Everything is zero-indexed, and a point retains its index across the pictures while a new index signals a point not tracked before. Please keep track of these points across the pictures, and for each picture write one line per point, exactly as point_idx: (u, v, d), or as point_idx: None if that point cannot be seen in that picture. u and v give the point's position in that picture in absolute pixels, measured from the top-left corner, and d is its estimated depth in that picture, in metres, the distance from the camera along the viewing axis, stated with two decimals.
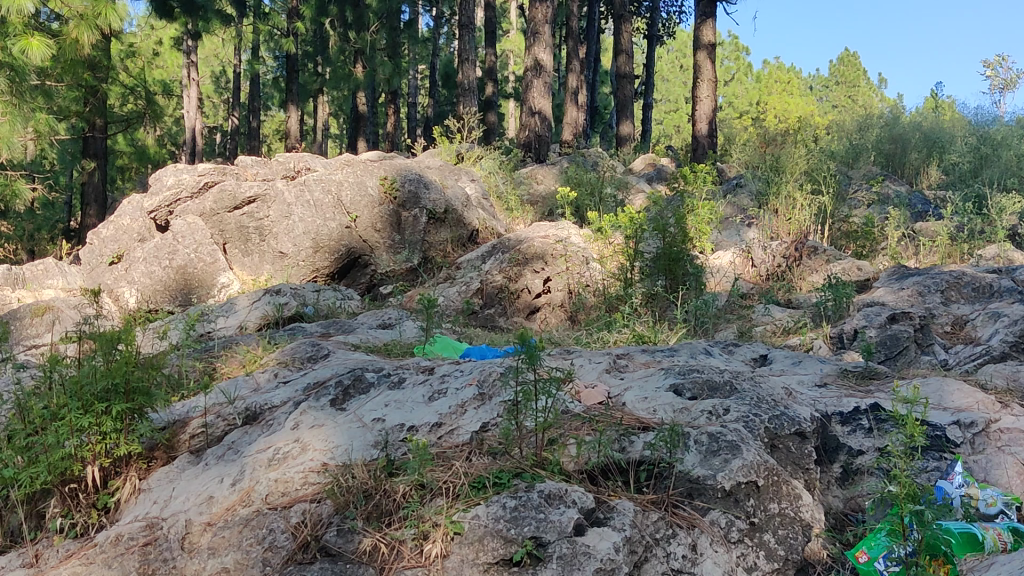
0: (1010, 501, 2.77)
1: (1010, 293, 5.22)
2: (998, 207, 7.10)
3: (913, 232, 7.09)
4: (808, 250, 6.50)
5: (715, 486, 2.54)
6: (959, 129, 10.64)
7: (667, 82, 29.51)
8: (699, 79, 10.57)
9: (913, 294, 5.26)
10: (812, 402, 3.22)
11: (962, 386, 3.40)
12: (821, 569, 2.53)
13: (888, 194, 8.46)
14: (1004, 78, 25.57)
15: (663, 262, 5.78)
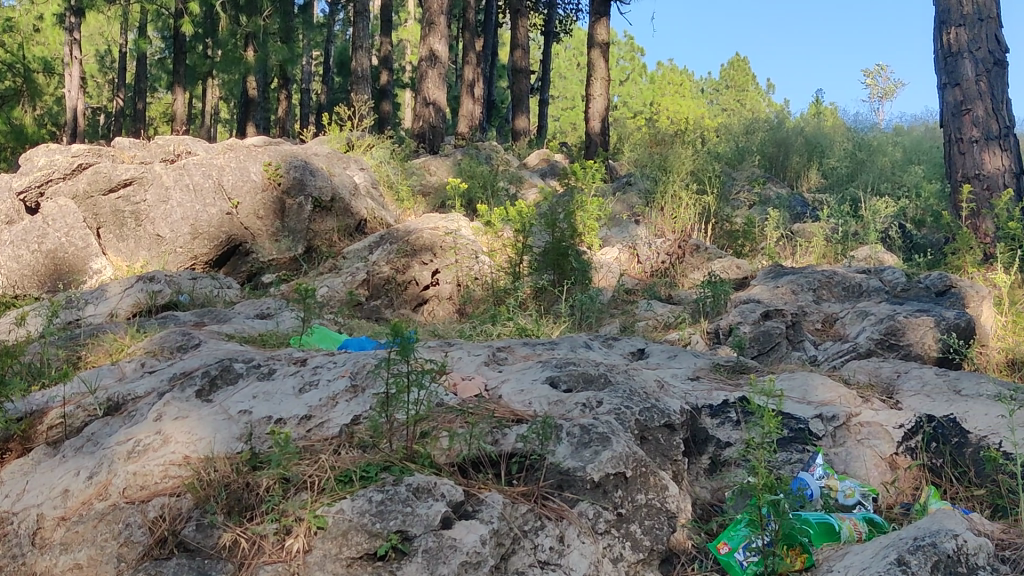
0: (867, 493, 2.88)
1: (878, 293, 5.42)
2: (871, 210, 7.37)
3: (791, 233, 7.29)
4: (691, 247, 6.61)
5: (584, 477, 2.53)
6: (838, 136, 11.00)
7: (563, 79, 29.62)
8: (592, 77, 10.65)
9: (788, 292, 5.41)
10: (684, 395, 3.25)
11: (825, 380, 3.48)
12: (685, 559, 2.56)
13: (770, 195, 8.68)
14: (884, 88, 26.51)
15: (551, 256, 5.79)
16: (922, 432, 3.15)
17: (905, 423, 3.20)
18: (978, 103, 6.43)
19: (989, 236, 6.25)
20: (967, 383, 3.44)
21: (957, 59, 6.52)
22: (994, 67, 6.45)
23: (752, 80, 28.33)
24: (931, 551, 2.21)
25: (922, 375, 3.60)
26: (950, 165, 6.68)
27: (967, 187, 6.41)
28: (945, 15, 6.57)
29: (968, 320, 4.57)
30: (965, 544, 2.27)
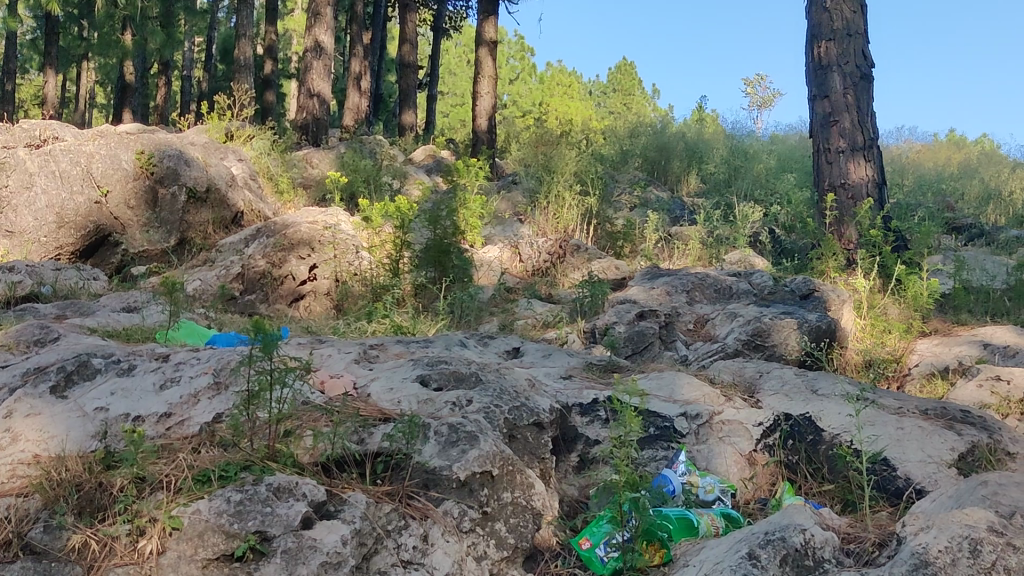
0: (726, 488, 2.97)
1: (747, 296, 5.60)
2: (744, 216, 7.60)
3: (668, 236, 7.46)
4: (571, 248, 6.68)
5: (450, 476, 2.51)
6: (717, 142, 11.30)
7: (453, 75, 29.48)
8: (480, 75, 10.65)
9: (662, 294, 5.52)
10: (554, 393, 3.29)
11: (691, 380, 3.56)
12: (549, 556, 2.60)
13: (651, 198, 8.87)
14: (763, 97, 27.35)
15: (431, 253, 5.79)
16: (779, 430, 3.28)
17: (763, 422, 3.32)
18: (845, 115, 6.71)
19: (852, 243, 6.53)
20: (823, 383, 3.58)
21: (826, 72, 6.81)
22: (861, 81, 6.76)
23: (638, 85, 28.82)
24: (781, 545, 2.23)
25: (783, 375, 3.73)
26: (818, 174, 6.94)
27: (833, 196, 6.69)
28: (816, 30, 6.86)
29: (828, 323, 4.76)
30: (812, 538, 2.29)
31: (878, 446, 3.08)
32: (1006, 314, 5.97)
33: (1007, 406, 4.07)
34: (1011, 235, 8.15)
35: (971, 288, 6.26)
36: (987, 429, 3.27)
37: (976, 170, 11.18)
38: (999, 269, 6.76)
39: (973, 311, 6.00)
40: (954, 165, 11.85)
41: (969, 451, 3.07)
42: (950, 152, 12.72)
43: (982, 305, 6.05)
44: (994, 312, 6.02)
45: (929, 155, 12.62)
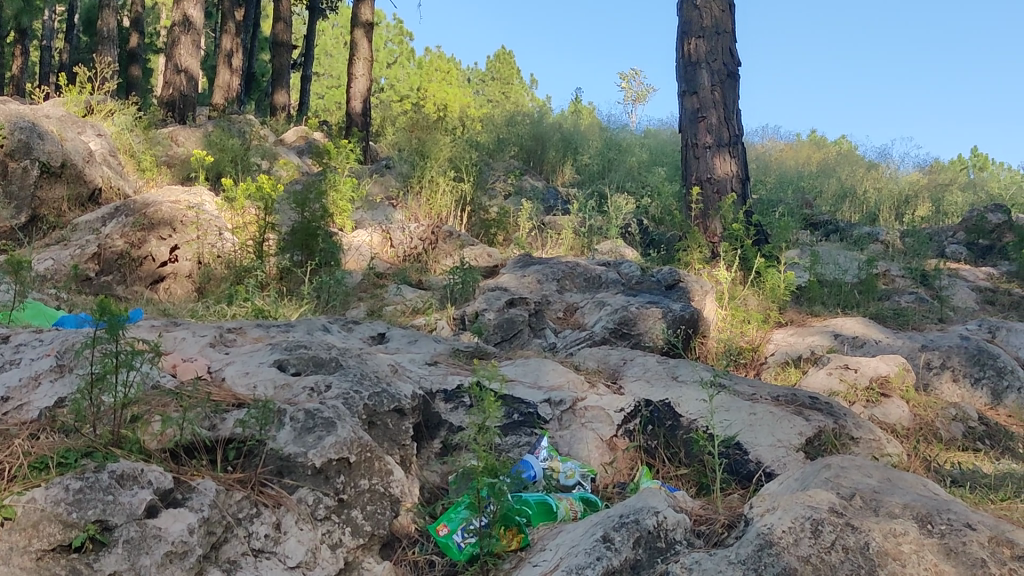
0: (586, 473, 2.95)
1: (615, 285, 5.63)
2: (615, 207, 7.72)
3: (541, 225, 7.49)
4: (443, 234, 6.62)
5: (305, 463, 2.45)
6: (591, 134, 11.42)
7: (329, 57, 28.78)
8: (355, 56, 10.46)
9: (533, 282, 5.53)
10: (418, 378, 3.23)
11: (556, 366, 3.56)
12: (407, 543, 2.57)
13: (525, 187, 8.90)
14: (638, 92, 27.83)
15: (298, 237, 5.65)
16: (640, 416, 3.32)
17: (625, 407, 3.34)
18: (713, 112, 6.89)
19: (716, 236, 6.70)
20: (683, 370, 3.66)
21: (695, 68, 6.97)
22: (727, 79, 6.95)
23: (516, 74, 28.82)
24: (634, 527, 2.23)
25: (645, 363, 3.79)
26: (685, 168, 7.10)
27: (699, 190, 6.85)
28: (686, 27, 7.01)
29: (692, 312, 4.87)
30: (665, 520, 2.29)
31: (732, 430, 3.17)
32: (856, 307, 6.28)
33: (854, 393, 4.26)
34: (863, 231, 8.56)
35: (825, 282, 6.54)
36: (833, 414, 3.41)
37: (835, 169, 11.69)
38: (851, 262, 7.09)
39: (826, 304, 6.27)
40: (814, 163, 12.35)
41: (816, 436, 3.20)
42: (811, 151, 13.22)
43: (833, 298, 6.35)
44: (845, 304, 6.31)
45: (792, 154, 13.09)
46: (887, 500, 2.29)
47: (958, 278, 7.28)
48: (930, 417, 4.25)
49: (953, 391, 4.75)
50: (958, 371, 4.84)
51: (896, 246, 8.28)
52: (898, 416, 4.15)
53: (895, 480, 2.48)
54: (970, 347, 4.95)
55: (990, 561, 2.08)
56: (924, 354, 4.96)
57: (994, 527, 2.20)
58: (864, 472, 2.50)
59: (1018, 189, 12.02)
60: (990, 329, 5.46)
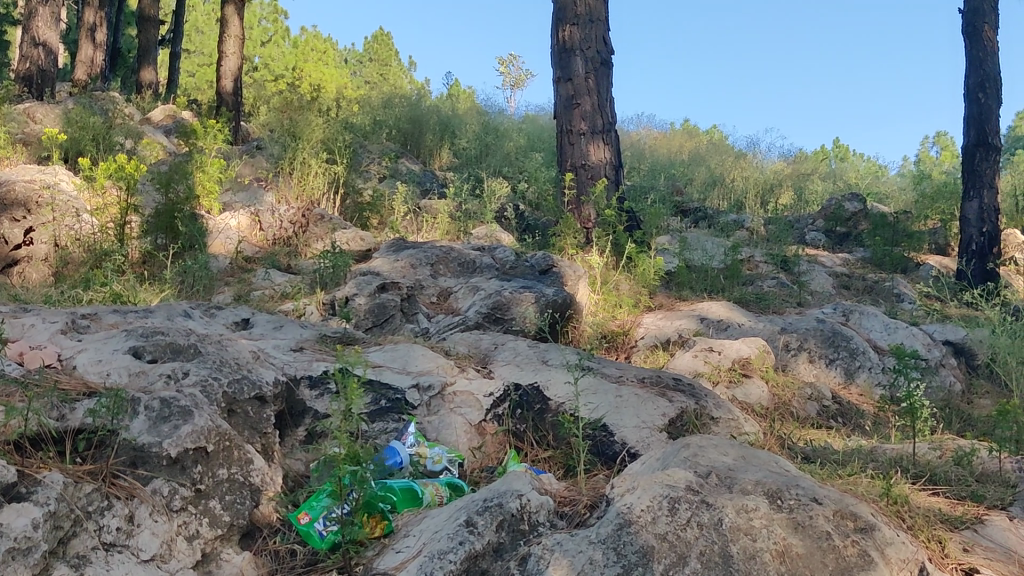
0: (453, 458, 2.89)
1: (490, 270, 5.52)
2: (490, 191, 7.71)
3: (416, 208, 7.43)
4: (315, 217, 6.48)
5: (160, 453, 2.37)
6: (468, 118, 11.36)
7: (200, 34, 27.68)
8: (225, 34, 10.12)
9: (406, 267, 5.33)
10: (281, 365, 3.17)
11: (426, 352, 3.50)
12: (268, 532, 2.53)
13: (400, 170, 8.81)
14: (516, 77, 27.85)
15: (162, 219, 5.50)
16: (509, 400, 3.27)
17: (494, 392, 3.29)
18: (586, 99, 6.98)
19: (590, 221, 6.74)
20: (552, 354, 3.61)
21: (569, 55, 7.02)
22: (601, 66, 7.04)
23: (394, 56, 28.36)
24: (497, 511, 2.23)
25: (516, 347, 3.71)
26: (559, 155, 7.15)
27: (573, 176, 6.92)
28: (561, 13, 7.04)
29: (565, 297, 4.87)
30: (528, 503, 2.31)
31: (599, 413, 3.21)
32: (721, 291, 6.47)
33: (718, 374, 4.39)
34: (730, 219, 8.82)
35: (693, 267, 6.71)
36: (695, 395, 3.50)
37: (705, 158, 11.98)
38: (717, 249, 7.29)
39: (694, 289, 6.44)
40: (686, 152, 12.65)
41: (678, 417, 3.28)
42: (683, 140, 13.51)
43: (701, 282, 6.52)
44: (711, 289, 6.50)
45: (665, 143, 13.35)
46: (741, 478, 2.36)
47: (817, 264, 7.60)
48: (788, 397, 4.43)
49: (809, 371, 4.96)
50: (814, 353, 5.07)
51: (760, 233, 8.57)
52: (758, 395, 4.31)
53: (749, 458, 2.57)
54: (825, 330, 5.19)
55: (834, 534, 2.16)
56: (784, 336, 5.16)
57: (839, 501, 2.30)
58: (720, 451, 2.59)
59: (873, 180, 12.62)
60: (844, 312, 5.72)
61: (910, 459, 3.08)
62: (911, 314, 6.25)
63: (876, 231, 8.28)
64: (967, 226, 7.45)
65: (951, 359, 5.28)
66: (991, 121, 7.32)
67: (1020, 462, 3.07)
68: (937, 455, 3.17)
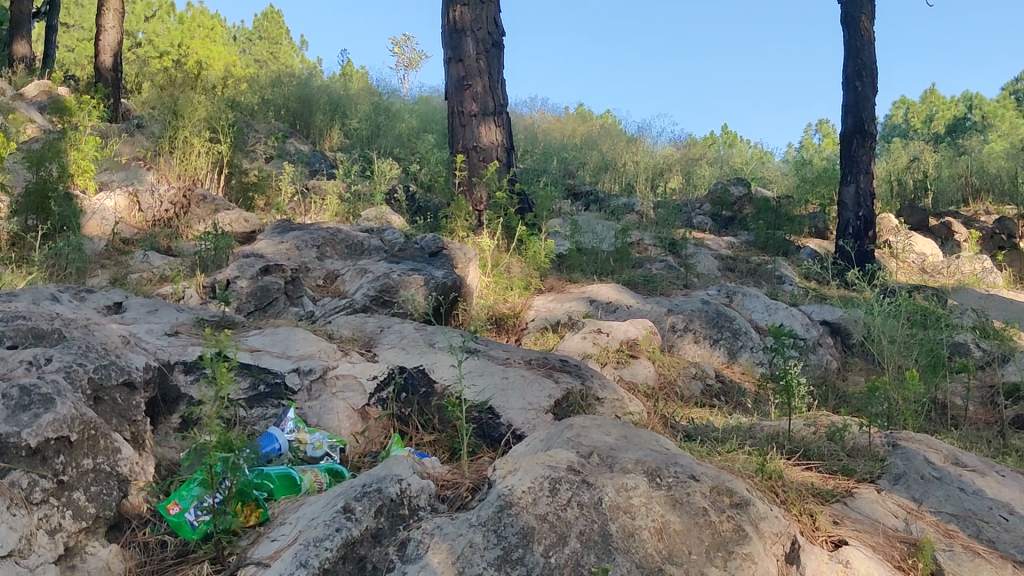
0: (334, 444, 2.83)
1: (378, 253, 5.43)
2: (380, 172, 7.60)
3: (304, 189, 7.28)
4: (196, 197, 6.28)
5: (18, 444, 2.25)
6: (359, 99, 11.17)
7: (79, 7, 26.44)
8: (104, 6, 9.71)
9: (291, 248, 5.20)
10: (153, 350, 3.05)
11: (307, 335, 3.43)
12: (137, 524, 2.42)
13: (288, 150, 8.62)
14: (409, 58, 27.49)
15: (33, 198, 5.25)
16: (393, 383, 3.20)
17: (378, 375, 3.23)
18: (478, 80, 6.93)
19: (481, 203, 6.69)
20: (439, 337, 3.57)
21: (460, 36, 6.95)
22: (492, 48, 7.01)
23: (285, 34, 27.67)
24: (376, 496, 2.19)
25: (402, 330, 3.66)
26: (450, 136, 7.09)
27: (464, 157, 6.87)
28: None
29: (454, 279, 4.82)
30: (409, 487, 2.27)
31: (484, 396, 3.16)
32: (611, 273, 6.53)
33: (606, 355, 4.44)
34: (620, 202, 8.91)
35: (584, 250, 6.74)
36: (581, 375, 3.51)
37: (597, 142, 12.08)
38: (607, 232, 7.36)
39: (584, 271, 6.48)
40: (578, 136, 12.73)
41: (564, 398, 3.26)
42: (576, 124, 13.59)
43: (591, 265, 6.56)
44: (602, 271, 6.55)
45: (558, 126, 13.41)
46: (621, 457, 2.38)
47: (703, 247, 7.75)
48: (673, 376, 4.51)
49: (694, 351, 5.07)
50: (700, 333, 5.17)
51: (650, 216, 8.69)
52: (645, 375, 4.36)
53: (630, 438, 2.59)
54: (709, 311, 5.30)
55: (710, 510, 2.19)
56: (671, 317, 5.25)
57: (716, 477, 2.34)
58: (603, 431, 2.60)
59: (758, 165, 12.96)
60: (728, 294, 5.86)
61: (786, 435, 3.16)
62: (791, 295, 6.45)
63: (759, 214, 8.50)
64: (844, 210, 7.70)
65: (828, 339, 5.46)
66: (867, 109, 7.59)
67: (887, 436, 3.19)
68: (811, 431, 3.27)
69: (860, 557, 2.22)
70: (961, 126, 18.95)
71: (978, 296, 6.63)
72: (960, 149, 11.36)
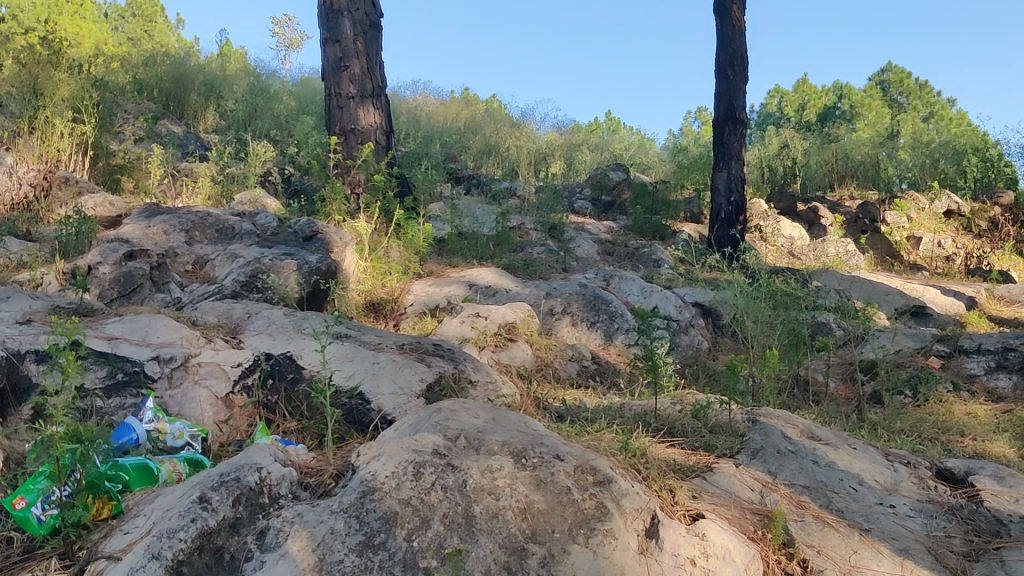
0: (196, 433, 2.76)
1: (249, 237, 5.29)
2: (255, 154, 7.42)
3: (175, 171, 7.07)
4: (58, 179, 6.00)
5: None
6: (236, 78, 10.87)
7: None
8: None
9: (158, 233, 5.03)
10: (2, 340, 2.93)
11: (169, 322, 3.33)
12: None
13: (160, 132, 8.34)
14: (290, 39, 26.86)
15: None
16: (259, 370, 3.13)
17: (243, 362, 3.15)
18: (355, 61, 6.82)
19: (360, 187, 6.61)
20: (309, 323, 3.52)
21: (337, 16, 6.81)
22: (370, 29, 6.90)
23: (160, 12, 26.69)
24: (234, 486, 2.15)
25: (270, 316, 3.59)
26: (327, 118, 6.97)
27: (342, 140, 6.79)
28: None
29: (329, 264, 4.76)
30: (268, 476, 2.23)
31: (354, 380, 3.13)
32: (491, 258, 6.54)
33: (484, 338, 4.44)
34: (502, 187, 8.94)
35: (464, 234, 6.74)
36: (454, 359, 3.51)
37: (481, 125, 12.08)
38: (488, 216, 7.36)
39: (465, 255, 6.46)
40: (462, 120, 12.72)
41: (436, 381, 3.25)
42: (459, 108, 13.57)
43: (471, 249, 6.55)
44: (482, 255, 6.56)
45: (442, 110, 13.36)
46: (488, 439, 2.38)
47: (583, 232, 7.86)
48: (550, 359, 4.57)
49: (571, 334, 5.15)
50: (577, 316, 5.25)
51: (531, 200, 8.75)
52: (522, 358, 4.38)
53: (499, 420, 2.60)
54: (587, 294, 5.39)
55: (573, 489, 2.21)
56: (548, 301, 5.31)
57: (580, 456, 2.37)
58: (472, 414, 2.60)
59: (638, 151, 13.21)
60: (605, 278, 5.96)
61: (653, 414, 3.24)
62: (666, 278, 6.60)
63: (637, 199, 8.66)
64: (717, 195, 7.92)
65: (699, 320, 5.62)
66: (738, 97, 7.81)
67: (748, 412, 3.31)
68: (678, 410, 3.36)
69: (716, 530, 2.29)
70: (831, 115, 19.66)
71: (841, 278, 6.92)
72: (828, 136, 11.79)
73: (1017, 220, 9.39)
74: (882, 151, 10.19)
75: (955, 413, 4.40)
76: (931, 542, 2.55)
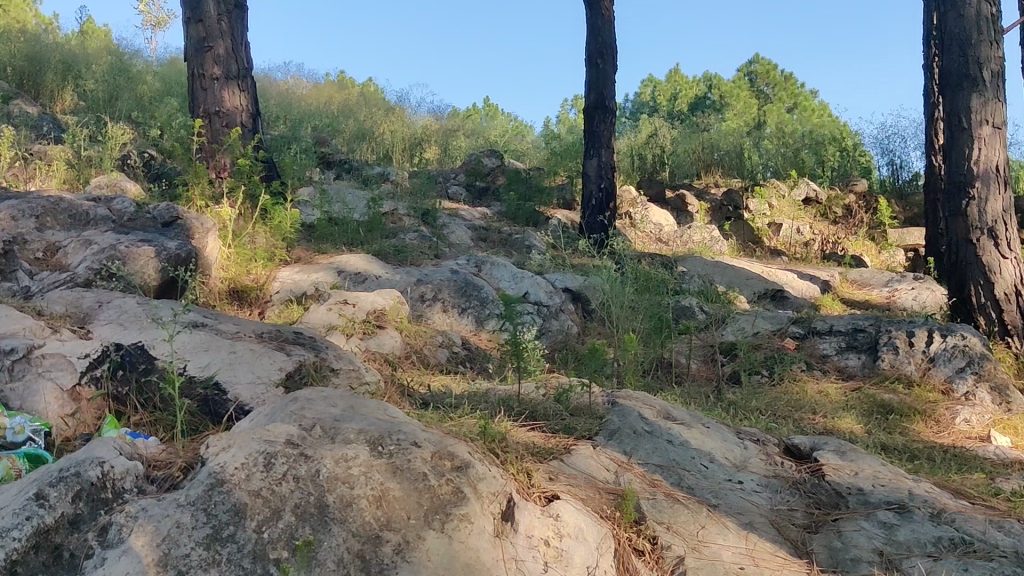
0: (38, 427, 2.66)
1: (105, 223, 5.09)
2: (114, 137, 7.14)
3: (27, 154, 6.74)
4: None
5: None
6: (96, 56, 10.41)
7: None
8: None
9: (5, 219, 4.78)
10: None
11: (11, 314, 3.20)
12: None
13: (11, 112, 7.91)
14: (157, 17, 25.88)
15: None
16: (109, 361, 3.03)
17: (91, 353, 3.05)
18: (220, 42, 6.63)
19: (226, 171, 6.44)
20: (163, 312, 3.42)
21: None
22: (234, 9, 6.72)
23: None
24: (73, 481, 2.08)
25: (122, 305, 3.47)
26: (190, 99, 6.75)
27: (206, 123, 6.58)
28: None
29: (188, 250, 4.64)
30: (112, 470, 2.17)
31: (209, 370, 3.06)
32: (362, 244, 6.48)
33: (352, 326, 4.39)
34: (375, 172, 8.86)
35: (335, 219, 6.65)
36: (315, 347, 3.46)
37: (355, 109, 11.93)
38: (359, 202, 7.29)
39: (335, 242, 6.37)
40: (336, 103, 12.53)
41: (296, 370, 3.20)
42: (333, 91, 13.37)
43: (341, 235, 6.47)
44: (353, 241, 6.50)
45: (315, 93, 13.14)
46: (344, 427, 2.36)
47: (456, 218, 7.87)
48: (419, 345, 4.57)
49: (442, 320, 5.16)
50: (447, 302, 5.27)
51: (404, 185, 8.71)
52: (390, 345, 4.37)
53: (357, 408, 2.57)
54: (458, 281, 5.41)
55: (429, 475, 2.23)
56: (420, 287, 5.31)
57: (438, 442, 2.38)
58: (329, 402, 2.57)
59: (513, 137, 13.30)
60: (477, 264, 5.97)
61: (516, 398, 3.29)
62: (538, 263, 6.67)
63: (511, 185, 8.71)
64: (588, 181, 8.05)
65: (569, 305, 5.71)
66: (608, 85, 7.95)
67: (607, 395, 3.38)
68: (541, 393, 3.41)
69: (569, 510, 2.35)
70: (701, 104, 20.19)
71: (706, 263, 7.15)
72: (695, 125, 12.13)
73: (870, 207, 9.90)
74: (747, 141, 10.53)
75: (807, 391, 4.62)
76: (775, 516, 2.68)
